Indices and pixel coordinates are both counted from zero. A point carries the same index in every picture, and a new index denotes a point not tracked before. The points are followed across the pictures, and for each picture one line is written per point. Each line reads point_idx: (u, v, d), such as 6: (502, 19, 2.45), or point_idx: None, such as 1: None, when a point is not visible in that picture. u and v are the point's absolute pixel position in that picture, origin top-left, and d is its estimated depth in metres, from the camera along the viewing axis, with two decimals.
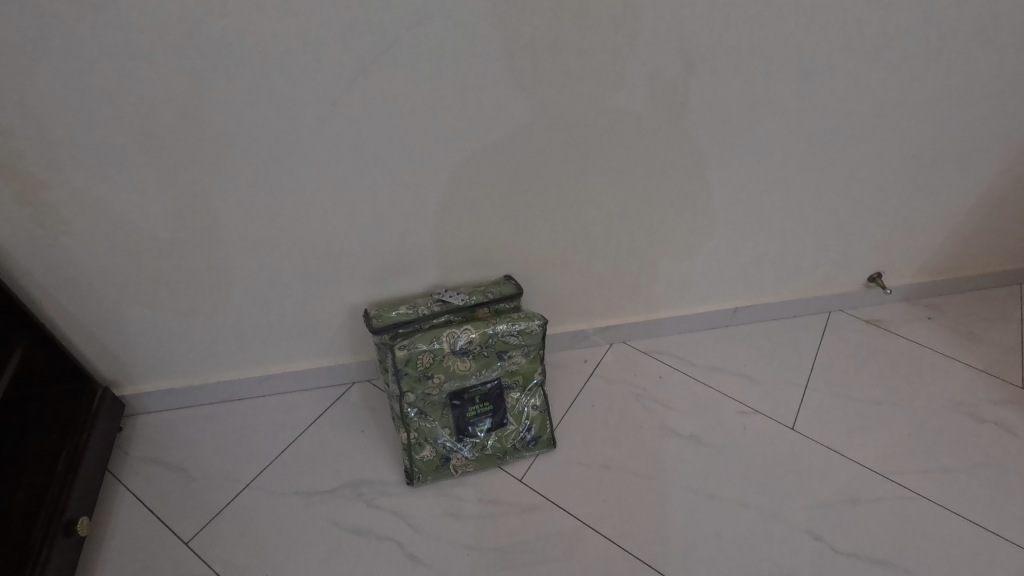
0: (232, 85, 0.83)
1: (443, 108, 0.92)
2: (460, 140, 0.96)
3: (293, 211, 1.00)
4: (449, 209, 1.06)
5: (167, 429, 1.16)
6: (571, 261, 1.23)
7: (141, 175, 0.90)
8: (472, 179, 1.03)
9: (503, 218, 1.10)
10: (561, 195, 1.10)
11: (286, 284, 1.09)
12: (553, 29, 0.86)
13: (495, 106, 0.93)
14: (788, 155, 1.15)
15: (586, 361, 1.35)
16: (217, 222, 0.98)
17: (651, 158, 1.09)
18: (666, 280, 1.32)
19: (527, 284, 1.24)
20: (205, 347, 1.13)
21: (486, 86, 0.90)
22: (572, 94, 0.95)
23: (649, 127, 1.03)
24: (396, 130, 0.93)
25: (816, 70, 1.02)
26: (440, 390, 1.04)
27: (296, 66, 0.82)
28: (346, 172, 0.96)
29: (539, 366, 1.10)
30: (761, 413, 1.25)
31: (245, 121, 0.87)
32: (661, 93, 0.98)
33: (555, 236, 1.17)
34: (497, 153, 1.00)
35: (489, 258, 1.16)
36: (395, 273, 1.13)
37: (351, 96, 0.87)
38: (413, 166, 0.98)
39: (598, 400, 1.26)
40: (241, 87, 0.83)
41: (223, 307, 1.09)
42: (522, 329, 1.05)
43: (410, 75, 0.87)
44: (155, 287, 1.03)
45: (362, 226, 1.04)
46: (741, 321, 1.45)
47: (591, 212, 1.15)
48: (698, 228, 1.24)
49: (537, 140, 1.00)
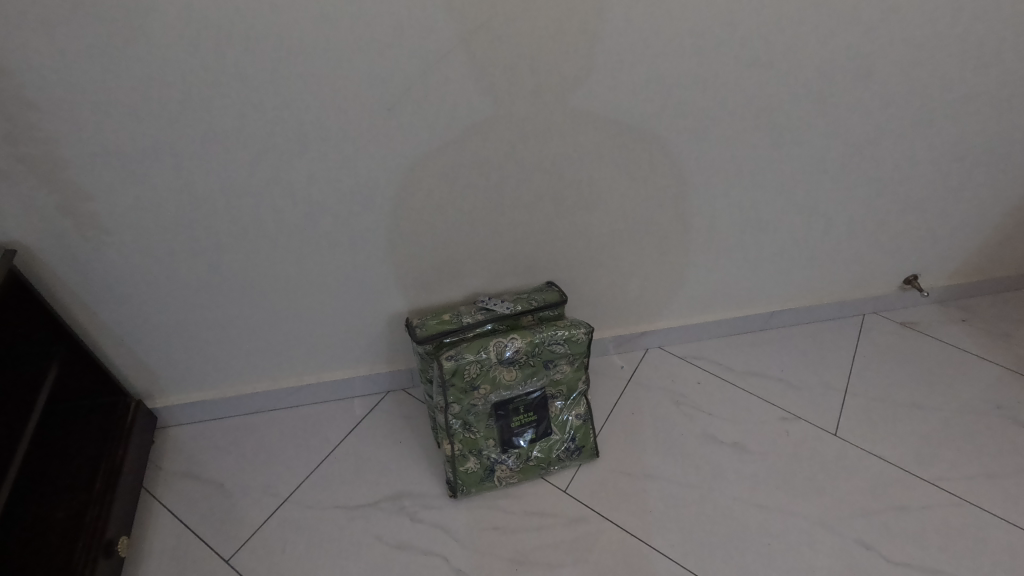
0: (281, 89, 0.80)
1: (492, 110, 0.89)
2: (508, 144, 0.94)
3: (336, 217, 0.97)
4: (493, 215, 1.04)
5: (200, 442, 1.12)
6: (611, 266, 1.20)
7: (180, 182, 0.86)
8: (518, 184, 1.00)
9: (545, 222, 1.08)
10: (606, 199, 1.08)
11: (324, 293, 1.06)
12: (609, 27, 0.84)
13: (545, 108, 0.91)
14: (832, 157, 1.14)
15: (622, 366, 1.32)
16: (257, 230, 0.95)
17: (697, 160, 1.06)
18: (703, 285, 1.30)
19: (566, 290, 1.22)
20: (239, 357, 1.10)
21: (538, 87, 0.88)
22: (623, 95, 0.92)
23: (696, 128, 1.01)
24: (444, 133, 0.90)
25: (865, 71, 1.01)
26: (485, 400, 1.01)
27: (347, 70, 0.80)
28: (391, 177, 0.94)
29: (584, 375, 1.08)
30: (803, 418, 1.24)
31: (291, 125, 0.84)
32: (710, 93, 0.96)
33: (597, 241, 1.15)
34: (544, 157, 0.98)
35: (529, 264, 1.14)
36: (435, 280, 1.10)
37: (400, 98, 0.84)
38: (458, 171, 0.96)
39: (638, 407, 1.24)
40: (287, 90, 0.80)
41: (260, 316, 1.06)
42: (568, 337, 1.03)
43: (462, 80, 0.84)
44: (191, 297, 1.00)
45: (405, 233, 1.02)
46: (777, 324, 1.43)
47: (633, 216, 1.12)
48: (738, 231, 1.22)
49: (585, 143, 0.98)
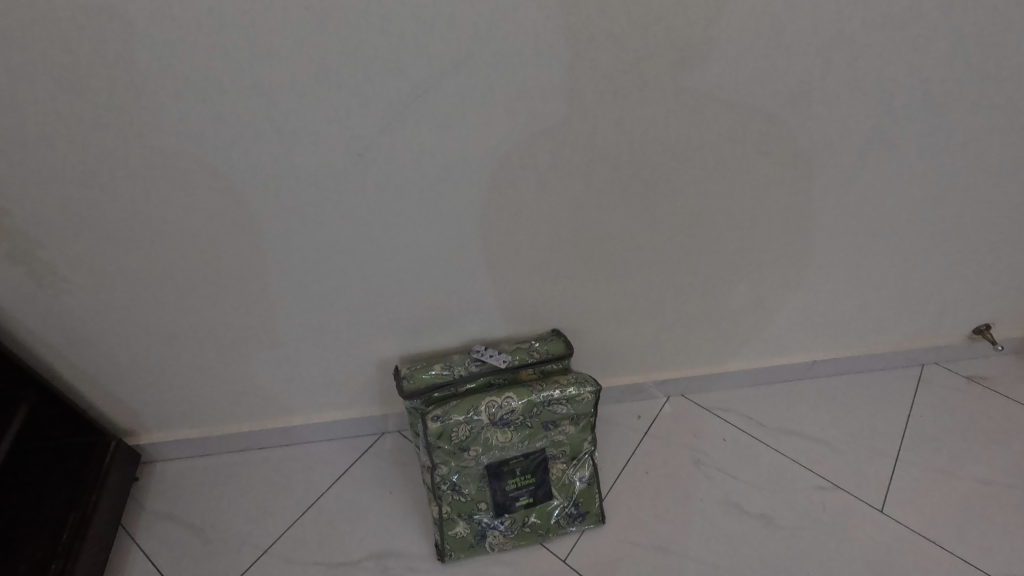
0: (247, 126, 0.72)
1: (484, 146, 0.79)
2: (504, 182, 0.84)
3: (317, 257, 0.89)
4: (490, 257, 0.94)
5: (185, 481, 1.08)
6: (627, 311, 1.08)
7: (147, 222, 0.80)
8: (519, 225, 0.90)
9: (551, 265, 0.97)
10: (620, 240, 0.96)
11: (310, 334, 0.99)
12: (615, 56, 0.73)
13: (545, 143, 0.80)
14: (884, 195, 0.99)
15: (639, 417, 1.20)
16: (233, 269, 0.88)
17: (726, 198, 0.94)
18: (733, 331, 1.17)
19: (576, 335, 1.11)
20: (224, 396, 1.05)
21: (536, 119, 0.78)
22: (635, 126, 0.81)
23: (723, 163, 0.88)
24: (432, 171, 0.81)
25: (923, 101, 0.86)
26: (476, 463, 0.91)
27: (317, 107, 0.72)
28: (376, 217, 0.85)
29: (589, 436, 0.97)
30: (843, 489, 1.09)
31: (262, 163, 0.76)
32: (740, 125, 0.84)
33: (611, 283, 1.03)
34: (547, 195, 0.87)
35: (535, 309, 1.03)
36: (430, 324, 1.01)
37: (380, 133, 0.75)
38: (450, 210, 0.86)
39: (652, 466, 1.12)
40: (254, 126, 0.72)
41: (242, 355, 1.00)
42: (571, 397, 0.92)
43: (448, 115, 0.75)
44: (170, 336, 0.95)
45: (395, 275, 0.93)
46: (818, 375, 1.28)
47: (652, 257, 1.00)
48: (773, 274, 1.08)
49: (593, 179, 0.86)
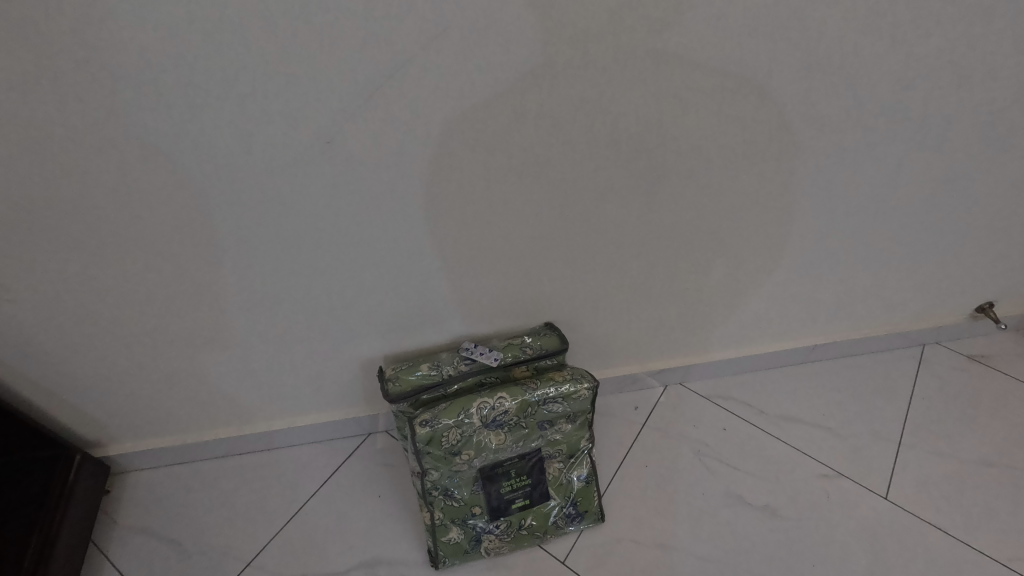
0: (203, 111, 0.65)
1: (470, 129, 0.72)
2: (490, 168, 0.77)
3: (290, 254, 0.82)
4: (477, 248, 0.87)
5: (160, 492, 1.02)
6: (622, 299, 1.03)
7: (96, 220, 0.73)
8: (508, 213, 0.84)
9: (543, 255, 0.91)
10: (616, 225, 0.90)
11: (286, 334, 0.92)
12: (612, 27, 0.66)
13: (537, 124, 0.74)
14: (888, 171, 0.94)
15: (636, 409, 1.16)
16: (198, 269, 0.81)
17: (727, 179, 0.88)
18: (733, 317, 1.12)
19: (570, 326, 1.05)
20: (198, 403, 0.98)
21: (526, 99, 0.71)
22: (633, 105, 0.75)
23: (725, 142, 0.83)
24: (413, 157, 0.74)
25: (930, 70, 0.81)
26: (469, 467, 0.86)
27: (279, 92, 0.64)
28: (352, 208, 0.78)
29: (586, 434, 0.92)
30: (847, 477, 1.06)
31: (222, 153, 0.69)
32: (743, 102, 0.78)
33: (605, 271, 0.97)
34: (539, 180, 0.80)
35: (526, 301, 0.98)
36: (415, 321, 0.95)
37: (354, 117, 0.68)
38: (433, 200, 0.79)
39: (651, 459, 1.08)
40: (211, 112, 0.65)
41: (214, 359, 0.93)
42: (567, 394, 0.87)
43: (426, 98, 0.68)
44: (133, 342, 0.88)
45: (375, 269, 0.86)
46: (818, 359, 1.24)
47: (649, 244, 0.95)
48: (774, 256, 1.03)
49: (588, 162, 0.80)
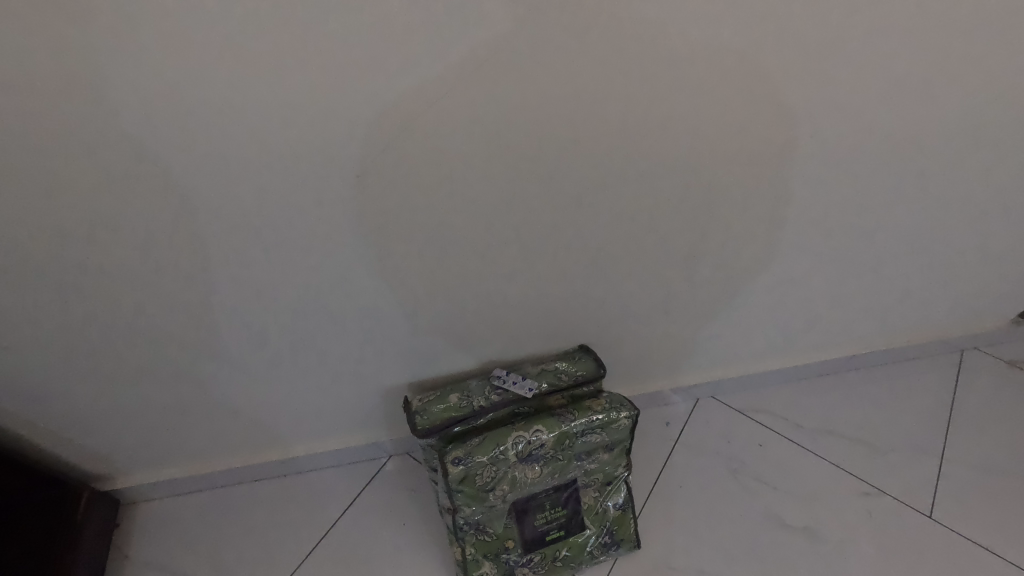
0: (224, 127, 0.60)
1: (506, 141, 0.67)
2: (525, 181, 0.72)
3: (310, 273, 0.77)
4: (508, 266, 0.82)
5: (172, 521, 0.97)
6: (658, 313, 0.97)
7: (108, 243, 0.68)
8: (541, 229, 0.79)
9: (577, 270, 0.86)
10: (656, 238, 0.85)
11: (305, 356, 0.88)
12: (663, 28, 0.61)
13: (576, 135, 0.69)
14: (942, 176, 0.89)
15: (668, 424, 1.11)
16: (216, 290, 0.77)
17: (774, 188, 0.83)
18: (771, 328, 1.07)
19: (602, 344, 1.00)
20: (212, 427, 0.94)
21: (568, 107, 0.66)
22: (680, 112, 0.70)
23: (775, 149, 0.77)
24: (444, 172, 0.69)
25: (995, 71, 0.76)
26: (502, 502, 0.81)
27: (303, 105, 0.60)
28: (379, 226, 0.73)
29: (623, 461, 0.87)
30: (889, 493, 1.01)
31: (244, 169, 0.64)
32: (797, 106, 0.73)
33: (642, 287, 0.92)
34: (577, 194, 0.76)
35: (558, 320, 0.92)
36: (441, 342, 0.90)
37: (385, 130, 0.64)
38: (464, 215, 0.74)
39: (685, 479, 1.03)
40: (233, 127, 0.61)
41: (230, 382, 0.88)
42: (605, 424, 0.82)
43: (459, 109, 0.63)
44: (146, 367, 0.83)
45: (399, 290, 0.81)
46: (855, 368, 1.20)
47: (688, 258, 0.89)
48: (817, 267, 0.98)
49: (628, 173, 0.75)
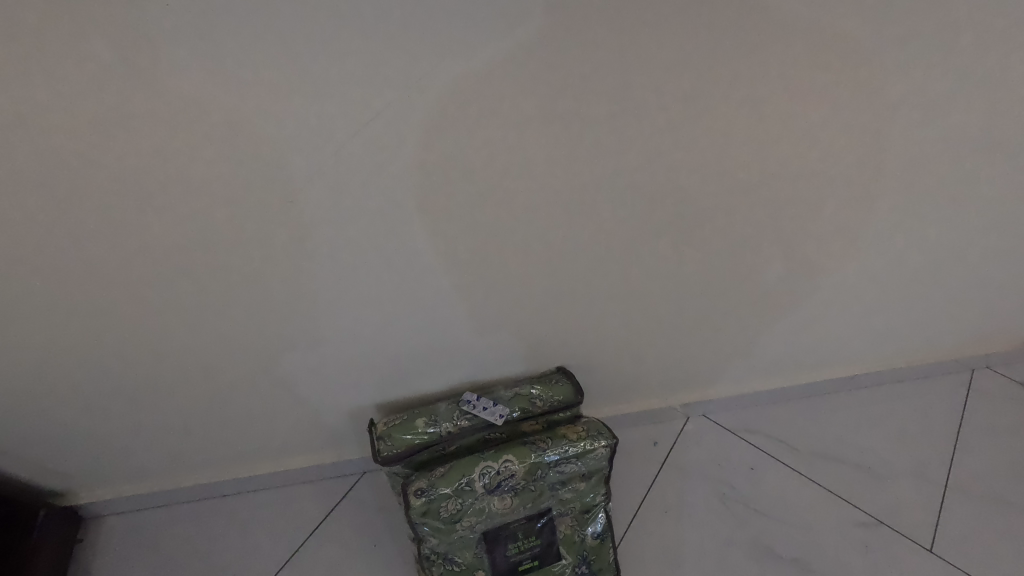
0: (156, 146, 0.55)
1: (472, 157, 0.62)
2: (493, 198, 0.67)
3: (265, 293, 0.72)
4: (480, 285, 0.77)
5: (137, 538, 0.94)
6: (644, 332, 0.92)
7: (46, 266, 0.64)
8: (514, 247, 0.73)
9: (556, 290, 0.81)
10: (639, 256, 0.79)
11: (267, 376, 0.83)
12: (645, 38, 0.55)
13: (550, 151, 0.63)
14: (952, 191, 0.82)
15: (656, 444, 1.06)
16: (167, 312, 0.72)
17: (767, 205, 0.77)
18: (766, 347, 1.01)
19: (585, 363, 0.95)
20: (175, 446, 0.90)
21: (539, 122, 0.60)
22: (664, 127, 0.64)
23: (770, 165, 0.71)
24: (405, 189, 0.63)
25: (1013, 81, 0.69)
26: (470, 533, 0.77)
27: (241, 121, 0.55)
28: (337, 245, 0.68)
29: (602, 490, 0.83)
30: (887, 525, 0.96)
31: (186, 189, 0.59)
32: (793, 120, 0.67)
33: (626, 305, 0.86)
34: (552, 212, 0.70)
35: (536, 339, 0.87)
36: (411, 362, 0.85)
37: (338, 147, 0.58)
38: (430, 234, 0.69)
39: (671, 504, 0.98)
40: (170, 145, 0.55)
41: (188, 402, 0.84)
42: (581, 453, 0.77)
43: (415, 124, 0.58)
44: (100, 388, 0.79)
45: (363, 310, 0.76)
46: (855, 387, 1.13)
47: (676, 276, 0.84)
48: (815, 285, 0.92)
49: (608, 190, 0.69)
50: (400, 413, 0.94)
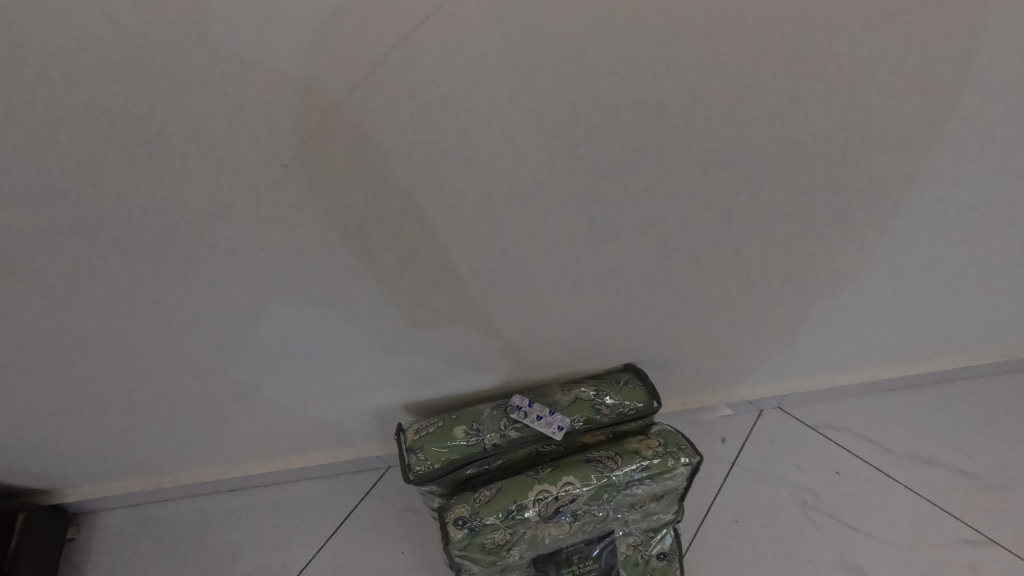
0: (81, 104, 0.37)
1: (553, 118, 0.43)
2: (566, 170, 0.48)
3: (262, 290, 0.56)
4: (538, 276, 0.59)
5: (135, 535, 0.85)
6: (731, 323, 0.75)
7: None
8: (589, 232, 0.55)
9: (635, 285, 0.63)
10: (749, 241, 0.60)
11: (274, 373, 0.69)
12: None
13: (663, 109, 0.44)
14: None
15: (725, 441, 0.91)
16: (144, 313, 0.57)
17: (930, 173, 0.56)
18: (870, 338, 0.84)
19: (656, 359, 0.79)
20: (172, 444, 0.78)
21: (653, 67, 0.41)
22: (831, 73, 0.44)
23: (953, 124, 0.51)
24: (454, 164, 0.45)
25: None
26: (519, 562, 0.64)
27: (198, 65, 0.36)
28: (359, 236, 0.50)
29: (676, 510, 0.68)
30: (1001, 546, 0.80)
31: (147, 165, 0.42)
32: (1009, 61, 0.46)
33: (717, 295, 0.68)
34: (644, 189, 0.51)
35: (600, 336, 0.70)
36: (447, 359, 0.70)
37: (365, 108, 0.40)
38: (483, 222, 0.51)
39: (743, 512, 0.85)
40: (115, 100, 0.37)
41: (183, 401, 0.71)
42: (658, 473, 0.62)
43: (458, 66, 0.39)
44: (73, 391, 0.66)
45: (389, 305, 0.60)
46: (962, 378, 0.96)
47: (788, 262, 0.65)
48: (953, 269, 0.72)
49: (730, 162, 0.50)
50: (433, 412, 0.80)
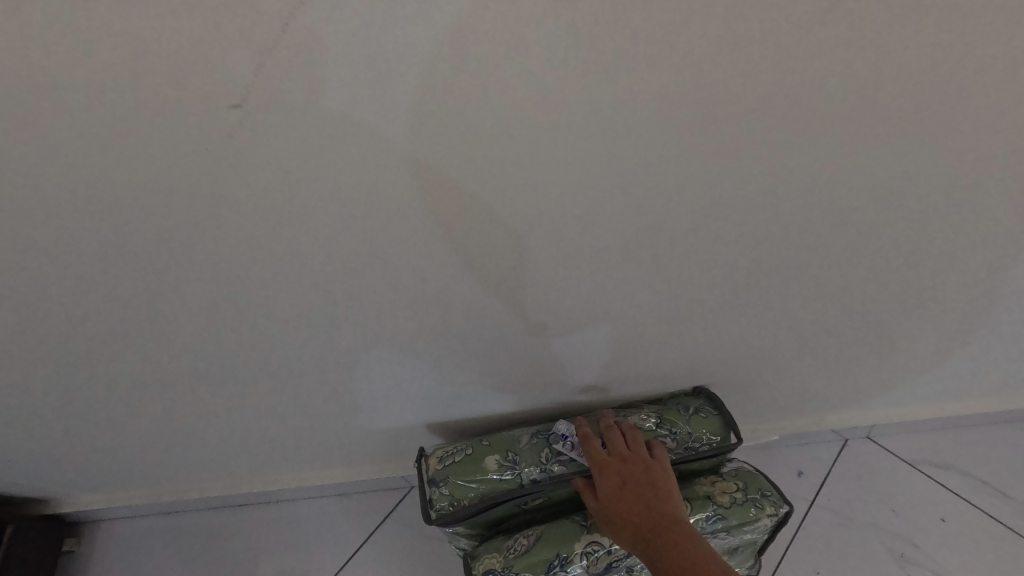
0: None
1: (642, 93, 0.31)
2: (645, 160, 0.35)
3: (255, 301, 0.45)
4: (597, 290, 0.47)
5: (141, 550, 0.79)
6: (827, 345, 0.61)
7: None
8: (667, 239, 0.42)
9: (719, 300, 0.51)
10: (873, 247, 0.46)
11: (281, 389, 0.59)
12: None
13: (801, 79, 0.31)
14: None
15: (803, 475, 0.78)
16: (119, 327, 0.47)
17: None
18: (997, 366, 0.68)
19: (729, 382, 0.66)
20: (175, 459, 0.70)
21: (798, 14, 0.28)
22: None
23: None
24: (502, 153, 0.33)
25: None
26: None
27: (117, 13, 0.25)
28: (370, 240, 0.39)
29: (749, 561, 0.58)
30: None
31: (85, 158, 0.31)
32: None
33: (816, 312, 0.55)
34: (747, 185, 0.38)
35: (665, 354, 0.58)
36: (480, 378, 0.59)
37: (382, 77, 0.28)
38: (534, 225, 0.39)
39: (826, 561, 0.72)
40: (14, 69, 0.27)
41: (180, 418, 0.63)
42: (735, 524, 0.51)
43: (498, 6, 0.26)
44: (57, 407, 0.58)
45: (411, 319, 0.49)
46: None
47: (914, 273, 0.51)
48: None
49: (870, 151, 0.37)
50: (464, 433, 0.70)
